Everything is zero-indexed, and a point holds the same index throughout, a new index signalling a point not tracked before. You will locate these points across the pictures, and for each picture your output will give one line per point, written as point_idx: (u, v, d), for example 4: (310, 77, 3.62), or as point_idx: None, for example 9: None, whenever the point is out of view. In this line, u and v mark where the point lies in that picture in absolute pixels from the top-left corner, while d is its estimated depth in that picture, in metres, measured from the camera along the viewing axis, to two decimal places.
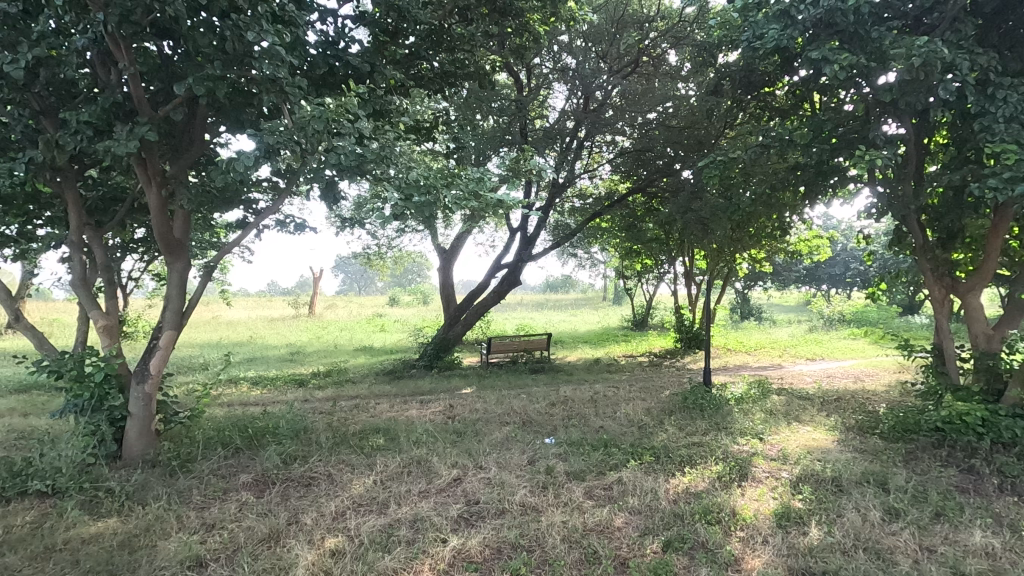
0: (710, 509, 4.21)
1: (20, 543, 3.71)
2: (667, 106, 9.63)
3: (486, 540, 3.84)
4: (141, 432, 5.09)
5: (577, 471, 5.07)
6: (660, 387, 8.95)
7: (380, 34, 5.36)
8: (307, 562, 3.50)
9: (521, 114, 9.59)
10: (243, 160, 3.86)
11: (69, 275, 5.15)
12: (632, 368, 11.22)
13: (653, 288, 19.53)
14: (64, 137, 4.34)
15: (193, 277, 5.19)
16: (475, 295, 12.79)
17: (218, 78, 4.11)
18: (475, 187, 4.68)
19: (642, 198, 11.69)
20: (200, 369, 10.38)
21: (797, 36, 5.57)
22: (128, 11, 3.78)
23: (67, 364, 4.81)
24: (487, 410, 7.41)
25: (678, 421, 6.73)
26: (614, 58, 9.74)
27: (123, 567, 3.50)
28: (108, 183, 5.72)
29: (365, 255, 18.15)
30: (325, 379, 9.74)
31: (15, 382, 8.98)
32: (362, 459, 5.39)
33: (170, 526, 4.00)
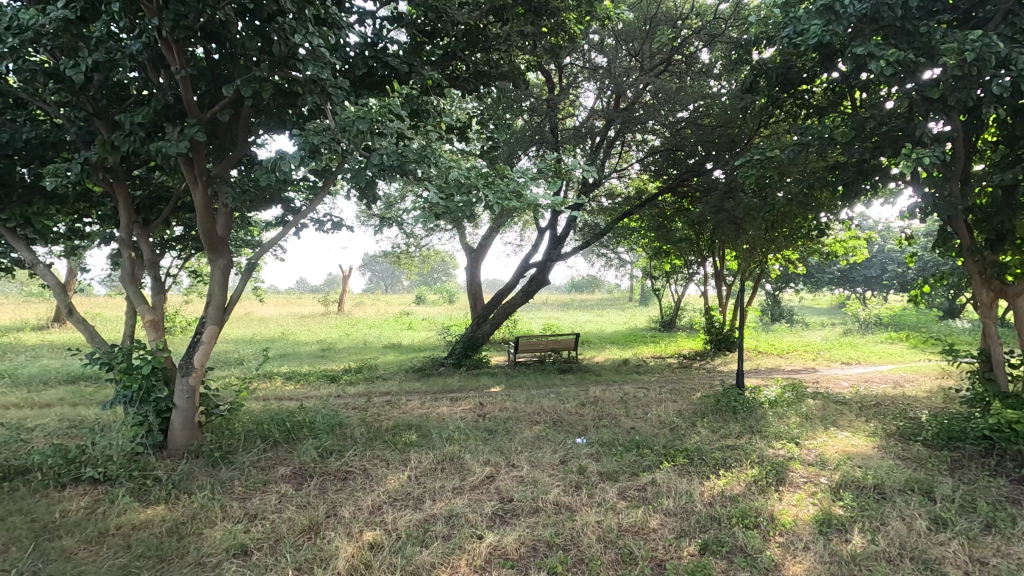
0: (748, 513, 4.15)
1: (76, 527, 3.88)
2: (699, 105, 9.46)
3: (521, 537, 3.86)
4: (186, 423, 5.26)
5: (610, 471, 5.06)
6: (691, 389, 8.83)
7: (417, 35, 5.41)
8: (347, 554, 3.56)
9: (552, 114, 9.54)
10: (290, 159, 3.99)
11: (119, 273, 5.35)
12: (661, 369, 11.09)
13: (682, 288, 19.31)
14: (119, 139, 4.52)
15: (235, 274, 5.30)
16: (504, 294, 12.85)
17: (264, 80, 4.22)
18: (516, 186, 4.65)
19: (672, 198, 11.54)
20: (236, 364, 10.66)
21: (841, 32, 5.44)
22: (180, 15, 3.90)
23: (117, 357, 5.03)
24: (517, 409, 7.42)
25: (711, 424, 6.64)
26: (647, 56, 9.62)
27: (173, 553, 3.63)
28: (155, 183, 5.92)
29: (394, 254, 18.40)
30: (356, 375, 9.91)
31: (65, 373, 9.38)
32: (396, 454, 5.46)
33: (214, 515, 4.12)
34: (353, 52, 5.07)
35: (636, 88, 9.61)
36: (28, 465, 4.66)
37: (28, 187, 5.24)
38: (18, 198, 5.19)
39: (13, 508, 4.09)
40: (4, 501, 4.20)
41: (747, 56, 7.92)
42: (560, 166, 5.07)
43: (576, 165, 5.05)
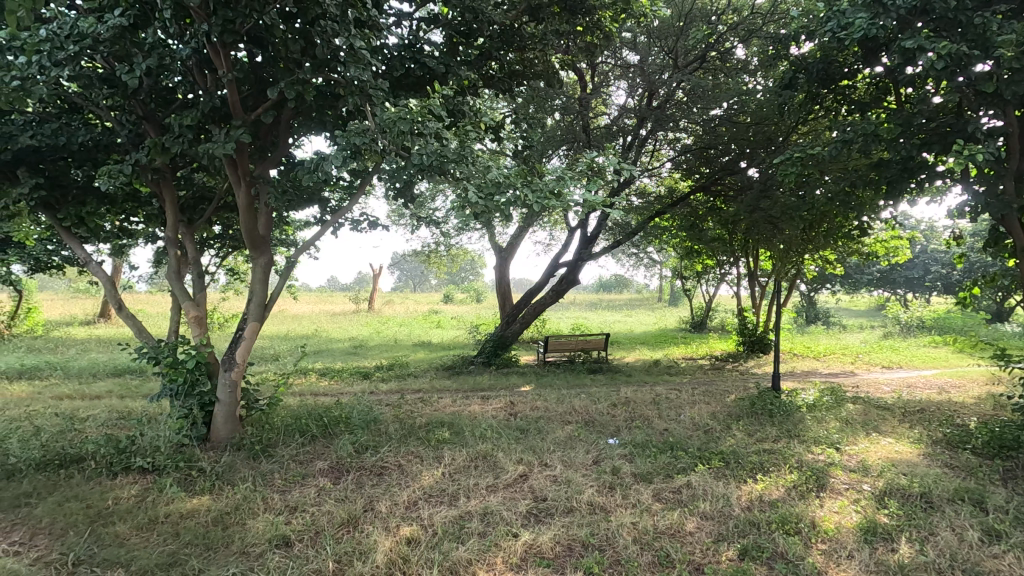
0: (788, 519, 4.06)
1: (127, 514, 4.05)
2: (734, 102, 9.23)
3: (557, 536, 3.86)
4: (228, 417, 5.42)
5: (645, 472, 5.02)
6: (724, 391, 8.68)
7: (453, 35, 5.46)
8: (385, 548, 3.62)
9: (584, 113, 9.52)
10: (334, 160, 4.07)
11: (166, 271, 5.54)
12: (693, 371, 10.94)
13: (714, 288, 19.00)
14: (169, 141, 4.69)
15: (275, 272, 5.40)
16: (534, 294, 12.84)
17: (307, 81, 4.33)
18: (556, 185, 4.62)
19: (705, 197, 11.27)
20: (273, 360, 10.92)
21: (888, 25, 5.28)
22: (228, 20, 4.01)
23: (164, 351, 5.21)
24: (549, 408, 7.42)
25: (747, 427, 6.52)
26: (681, 53, 9.45)
27: (218, 542, 3.75)
28: (198, 183, 6.13)
29: (423, 254, 18.58)
30: (389, 372, 10.05)
31: (113, 366, 9.78)
32: (430, 451, 5.52)
33: (257, 506, 4.24)
34: (392, 54, 5.15)
35: (669, 87, 9.50)
36: (82, 454, 4.86)
37: (82, 187, 5.48)
38: (73, 197, 5.45)
39: (69, 494, 4.29)
40: (61, 488, 4.40)
41: (785, 52, 7.75)
42: (595, 167, 4.98)
43: (617, 164, 5.00)
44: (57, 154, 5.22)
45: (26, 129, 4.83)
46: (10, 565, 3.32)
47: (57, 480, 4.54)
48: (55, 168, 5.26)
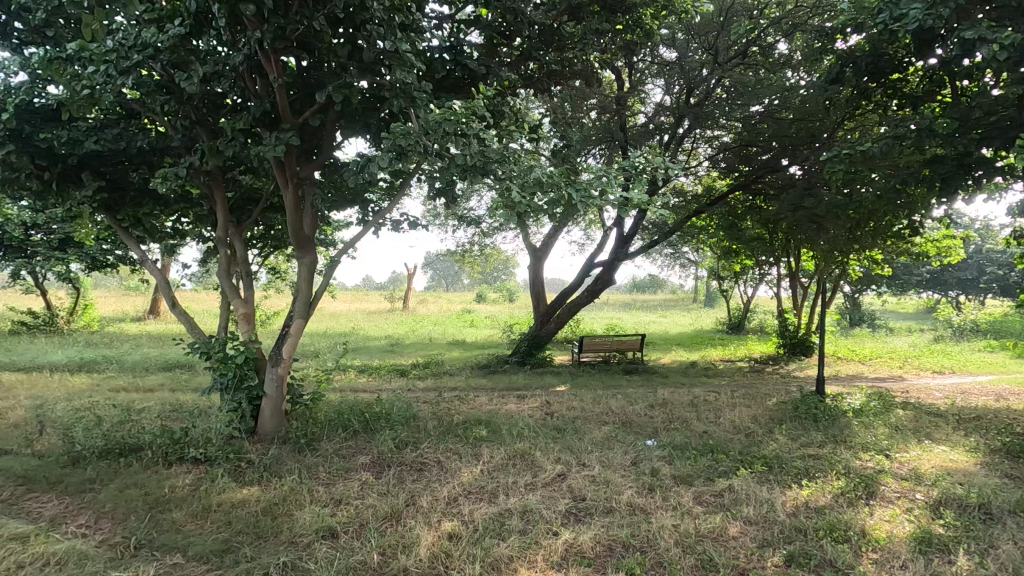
0: (837, 526, 3.95)
1: (182, 501, 4.23)
2: (775, 99, 9.07)
3: (597, 536, 3.86)
4: (274, 411, 5.59)
5: (685, 475, 4.95)
6: (765, 394, 8.48)
7: (493, 37, 5.52)
8: (428, 543, 3.68)
9: (622, 111, 9.44)
10: (380, 161, 4.17)
11: (217, 269, 5.76)
12: (732, 373, 10.72)
13: (753, 289, 18.55)
14: (223, 145, 4.88)
15: (320, 270, 5.53)
16: (568, 294, 12.80)
17: (354, 85, 4.46)
18: (601, 182, 4.57)
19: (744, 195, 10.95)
20: (313, 357, 11.21)
21: (945, 15, 5.09)
22: (280, 27, 4.16)
23: (214, 346, 5.41)
24: (585, 408, 7.41)
25: (790, 431, 6.35)
26: (721, 50, 9.25)
27: (268, 531, 3.88)
28: (246, 184, 6.36)
29: (457, 254, 18.74)
30: (425, 370, 10.19)
31: (164, 361, 10.21)
32: (469, 448, 5.59)
33: (303, 498, 4.37)
34: (434, 55, 5.23)
35: (708, 84, 9.33)
36: (139, 443, 5.11)
37: (139, 189, 5.75)
38: (131, 199, 5.74)
39: (129, 481, 4.52)
40: (121, 475, 4.64)
41: (831, 45, 7.51)
42: (632, 165, 4.95)
43: (663, 162, 4.92)
44: (117, 158, 5.50)
45: (90, 135, 5.10)
46: (78, 547, 3.53)
47: (118, 467, 4.79)
48: (115, 171, 5.55)
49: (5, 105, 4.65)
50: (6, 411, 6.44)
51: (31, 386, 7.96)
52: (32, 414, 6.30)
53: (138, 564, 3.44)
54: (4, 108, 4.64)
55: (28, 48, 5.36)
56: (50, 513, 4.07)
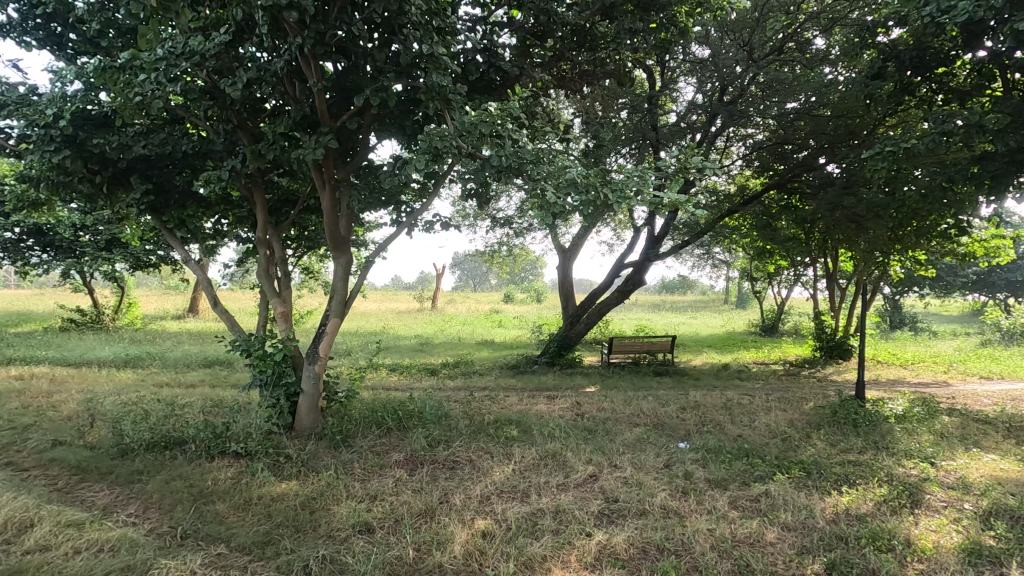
0: (880, 534, 3.84)
1: (225, 494, 4.37)
2: (811, 95, 8.75)
3: (631, 538, 3.83)
4: (311, 407, 5.72)
5: (720, 479, 4.88)
6: (802, 398, 8.27)
7: (526, 38, 5.56)
8: (462, 540, 3.72)
9: (653, 110, 9.35)
10: (416, 163, 4.25)
11: (256, 269, 5.91)
12: (766, 376, 10.48)
13: (787, 290, 18.10)
14: (264, 148, 5.03)
15: (355, 270, 5.63)
16: (597, 294, 12.71)
17: (390, 88, 4.56)
18: (639, 183, 4.51)
19: (778, 194, 10.65)
20: (345, 355, 11.41)
21: (996, 7, 4.93)
22: (321, 34, 4.27)
23: (254, 344, 5.56)
24: (616, 410, 7.36)
25: (828, 436, 6.19)
26: (756, 46, 9.09)
27: (307, 525, 3.98)
28: (283, 186, 6.52)
29: (486, 254, 18.82)
30: (455, 369, 10.26)
31: (204, 358, 10.54)
32: (500, 448, 5.62)
33: (340, 493, 4.46)
34: (467, 58, 5.29)
35: (741, 81, 9.17)
36: (183, 437, 5.30)
37: (183, 192, 5.97)
38: (175, 202, 5.95)
39: (174, 473, 4.70)
40: (167, 467, 4.83)
41: (872, 40, 7.31)
42: (664, 166, 4.89)
43: (703, 163, 4.82)
44: (163, 162, 5.71)
45: (139, 140, 5.32)
46: (130, 535, 3.69)
47: (164, 460, 4.98)
48: (162, 175, 5.77)
49: (61, 113, 4.88)
50: (59, 404, 6.75)
51: (81, 380, 8.32)
52: (83, 407, 6.58)
53: (186, 552, 3.58)
54: (61, 116, 4.87)
55: (81, 57, 5.61)
56: (103, 502, 4.27)
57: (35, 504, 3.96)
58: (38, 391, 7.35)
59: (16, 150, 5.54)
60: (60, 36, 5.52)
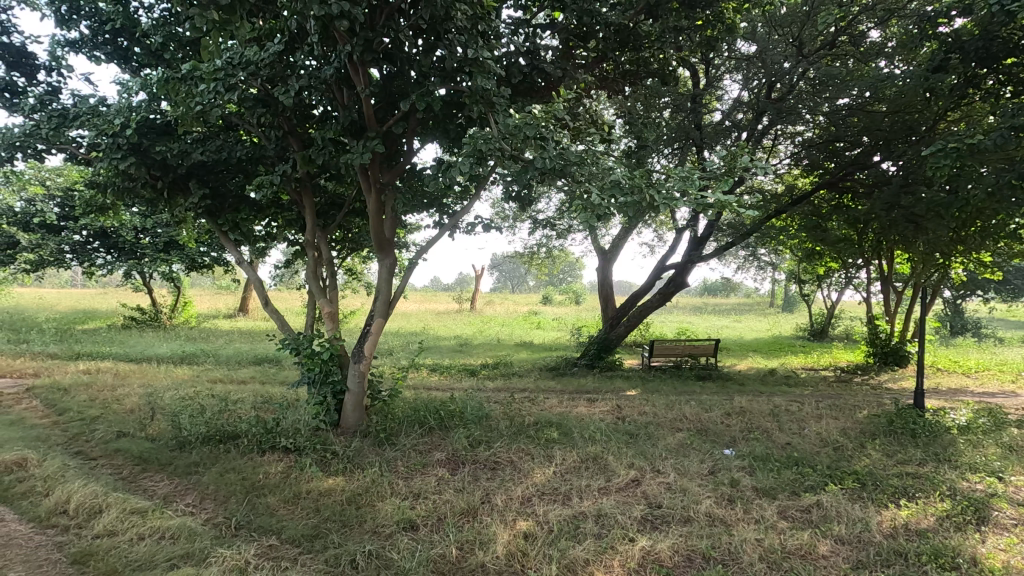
0: (942, 551, 3.65)
1: (275, 488, 4.53)
2: (865, 90, 8.43)
3: (676, 545, 3.76)
4: (356, 405, 5.86)
5: (768, 487, 4.73)
6: (855, 406, 7.92)
7: (569, 40, 5.56)
8: (504, 540, 3.74)
9: (697, 109, 9.16)
10: (460, 165, 4.31)
11: (304, 270, 6.09)
12: (816, 382, 10.10)
13: (838, 293, 17.39)
14: (314, 153, 5.19)
15: (399, 271, 5.73)
16: (638, 296, 12.55)
17: (435, 93, 4.64)
18: (687, 183, 4.40)
19: (829, 193, 10.27)
20: (387, 354, 11.65)
21: None
22: (369, 41, 4.39)
23: (303, 343, 5.74)
24: (657, 414, 7.25)
25: (884, 446, 5.91)
26: (806, 41, 8.80)
27: (353, 520, 4.08)
28: (330, 190, 6.70)
29: (525, 256, 18.85)
30: (494, 370, 10.33)
31: (254, 356, 10.94)
32: (541, 449, 5.62)
33: (384, 490, 4.55)
34: (510, 61, 5.33)
35: (790, 78, 8.89)
36: (236, 432, 5.52)
37: (236, 196, 6.23)
38: (229, 205, 6.21)
39: (228, 466, 4.90)
40: (221, 460, 5.04)
41: (933, 31, 6.96)
42: (710, 168, 4.78)
43: (752, 163, 4.68)
44: (219, 168, 5.97)
45: (197, 147, 5.58)
46: (189, 524, 3.87)
47: (218, 453, 5.20)
48: (217, 180, 6.03)
49: (128, 122, 5.17)
50: (122, 397, 7.14)
51: (142, 375, 8.77)
52: (144, 401, 6.94)
53: (240, 542, 3.73)
54: (127, 125, 5.17)
55: (145, 69, 5.93)
56: (163, 492, 4.49)
57: (103, 491, 4.21)
58: (103, 385, 7.80)
59: (86, 158, 5.89)
60: (126, 50, 5.86)
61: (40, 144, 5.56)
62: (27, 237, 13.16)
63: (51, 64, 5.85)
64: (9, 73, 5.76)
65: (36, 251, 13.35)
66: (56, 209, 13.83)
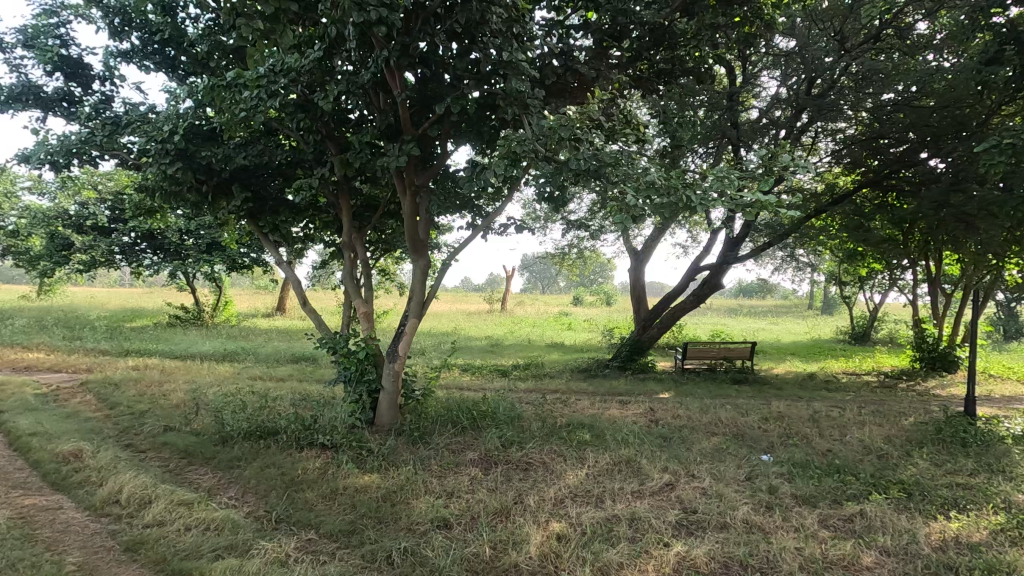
0: (996, 567, 3.49)
1: (313, 483, 4.65)
2: (911, 85, 8.11)
3: (712, 551, 3.70)
4: (390, 404, 5.96)
5: (808, 495, 4.61)
6: (901, 413, 7.64)
7: (602, 40, 5.54)
8: (537, 541, 3.76)
9: (733, 106, 8.98)
10: (495, 167, 4.35)
11: (340, 271, 6.24)
12: (858, 388, 9.77)
13: (882, 295, 16.75)
14: (352, 157, 5.32)
15: (432, 273, 5.80)
16: (672, 298, 12.38)
17: (470, 96, 4.69)
18: (728, 184, 4.29)
19: (873, 192, 9.91)
20: (420, 354, 11.79)
21: None
22: (405, 46, 4.46)
23: (340, 342, 5.88)
24: (692, 417, 7.13)
25: (933, 456, 5.68)
26: (849, 35, 8.51)
27: (388, 516, 4.16)
28: (365, 192, 6.83)
29: (556, 256, 18.80)
30: (526, 371, 10.34)
31: (292, 354, 11.24)
32: (573, 451, 5.60)
33: (419, 488, 4.62)
34: (544, 62, 5.35)
35: (832, 73, 8.62)
36: (276, 428, 5.69)
37: (276, 199, 6.41)
38: (270, 208, 6.40)
39: (269, 461, 5.06)
40: (262, 455, 5.20)
41: (986, 21, 6.63)
42: (748, 167, 4.67)
43: (797, 163, 4.53)
44: (260, 172, 6.16)
45: (240, 152, 5.77)
46: (232, 516, 4.01)
47: (259, 448, 5.37)
48: (259, 184, 6.22)
49: (175, 129, 5.38)
50: (169, 393, 7.44)
51: (187, 372, 9.11)
52: (189, 396, 7.21)
53: (281, 535, 3.84)
54: (175, 131, 5.39)
55: (191, 77, 6.16)
56: (207, 484, 4.67)
57: (152, 483, 4.40)
58: (150, 380, 8.14)
59: (136, 164, 6.16)
60: (173, 59, 6.09)
61: (95, 151, 5.84)
62: (80, 239, 13.86)
63: (105, 74, 6.14)
64: (68, 83, 6.08)
65: (88, 252, 14.13)
66: (107, 212, 14.51)
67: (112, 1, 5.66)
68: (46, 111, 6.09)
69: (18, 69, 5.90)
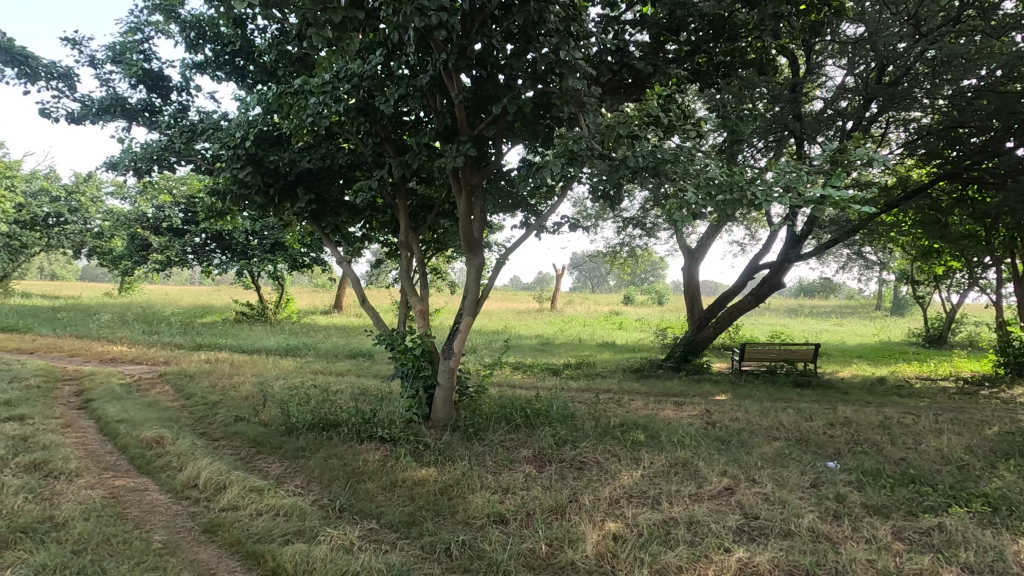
0: None
1: (374, 474, 4.81)
2: (996, 67, 7.47)
3: (776, 558, 3.58)
4: (445, 400, 6.09)
5: (880, 506, 4.37)
6: (984, 422, 7.11)
7: (659, 34, 5.46)
8: (593, 540, 3.75)
9: (795, 97, 8.61)
10: (551, 166, 4.36)
11: (398, 269, 6.40)
12: (935, 394, 9.17)
13: (961, 295, 15.64)
14: (410, 158, 5.45)
15: (487, 271, 5.87)
16: (729, 298, 12.00)
17: (526, 95, 4.74)
18: (794, 179, 4.14)
19: (951, 184, 9.28)
20: (472, 351, 11.94)
21: None
22: (463, 48, 4.56)
23: (397, 339, 6.06)
24: (751, 421, 6.90)
25: (1021, 468, 5.26)
26: (924, 18, 7.99)
27: (446, 510, 4.25)
28: (421, 193, 6.98)
29: (606, 255, 18.59)
30: (577, 370, 10.29)
31: (349, 350, 11.61)
32: (628, 452, 5.54)
33: (474, 483, 4.69)
34: (599, 59, 5.35)
35: (906, 59, 8.13)
36: (338, 420, 5.90)
37: (337, 201, 6.64)
38: (331, 210, 6.63)
39: (331, 453, 5.26)
40: (324, 447, 5.41)
41: None
42: (816, 162, 4.48)
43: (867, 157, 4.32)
44: (322, 174, 6.40)
45: (305, 155, 6.02)
46: (299, 503, 4.20)
47: (322, 440, 5.59)
48: (321, 186, 6.47)
49: (246, 135, 5.69)
50: (238, 385, 7.86)
51: (254, 365, 9.58)
52: (256, 389, 7.59)
53: (344, 523, 4.00)
54: (246, 138, 5.70)
55: (258, 85, 6.47)
56: (275, 473, 4.91)
57: (226, 469, 4.67)
58: (221, 373, 8.62)
59: (209, 169, 6.54)
60: (242, 68, 6.41)
61: (173, 157, 6.24)
62: (156, 239, 14.83)
63: (182, 85, 6.55)
64: (149, 95, 6.53)
65: (164, 252, 15.08)
66: (181, 214, 15.45)
67: (188, 16, 6.02)
68: (131, 121, 6.56)
69: (107, 84, 6.41)
